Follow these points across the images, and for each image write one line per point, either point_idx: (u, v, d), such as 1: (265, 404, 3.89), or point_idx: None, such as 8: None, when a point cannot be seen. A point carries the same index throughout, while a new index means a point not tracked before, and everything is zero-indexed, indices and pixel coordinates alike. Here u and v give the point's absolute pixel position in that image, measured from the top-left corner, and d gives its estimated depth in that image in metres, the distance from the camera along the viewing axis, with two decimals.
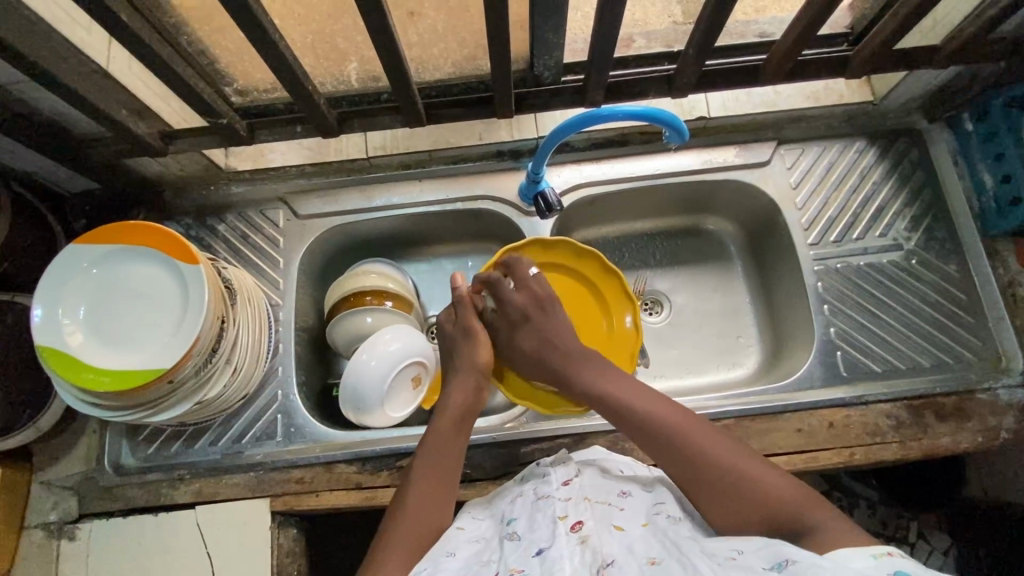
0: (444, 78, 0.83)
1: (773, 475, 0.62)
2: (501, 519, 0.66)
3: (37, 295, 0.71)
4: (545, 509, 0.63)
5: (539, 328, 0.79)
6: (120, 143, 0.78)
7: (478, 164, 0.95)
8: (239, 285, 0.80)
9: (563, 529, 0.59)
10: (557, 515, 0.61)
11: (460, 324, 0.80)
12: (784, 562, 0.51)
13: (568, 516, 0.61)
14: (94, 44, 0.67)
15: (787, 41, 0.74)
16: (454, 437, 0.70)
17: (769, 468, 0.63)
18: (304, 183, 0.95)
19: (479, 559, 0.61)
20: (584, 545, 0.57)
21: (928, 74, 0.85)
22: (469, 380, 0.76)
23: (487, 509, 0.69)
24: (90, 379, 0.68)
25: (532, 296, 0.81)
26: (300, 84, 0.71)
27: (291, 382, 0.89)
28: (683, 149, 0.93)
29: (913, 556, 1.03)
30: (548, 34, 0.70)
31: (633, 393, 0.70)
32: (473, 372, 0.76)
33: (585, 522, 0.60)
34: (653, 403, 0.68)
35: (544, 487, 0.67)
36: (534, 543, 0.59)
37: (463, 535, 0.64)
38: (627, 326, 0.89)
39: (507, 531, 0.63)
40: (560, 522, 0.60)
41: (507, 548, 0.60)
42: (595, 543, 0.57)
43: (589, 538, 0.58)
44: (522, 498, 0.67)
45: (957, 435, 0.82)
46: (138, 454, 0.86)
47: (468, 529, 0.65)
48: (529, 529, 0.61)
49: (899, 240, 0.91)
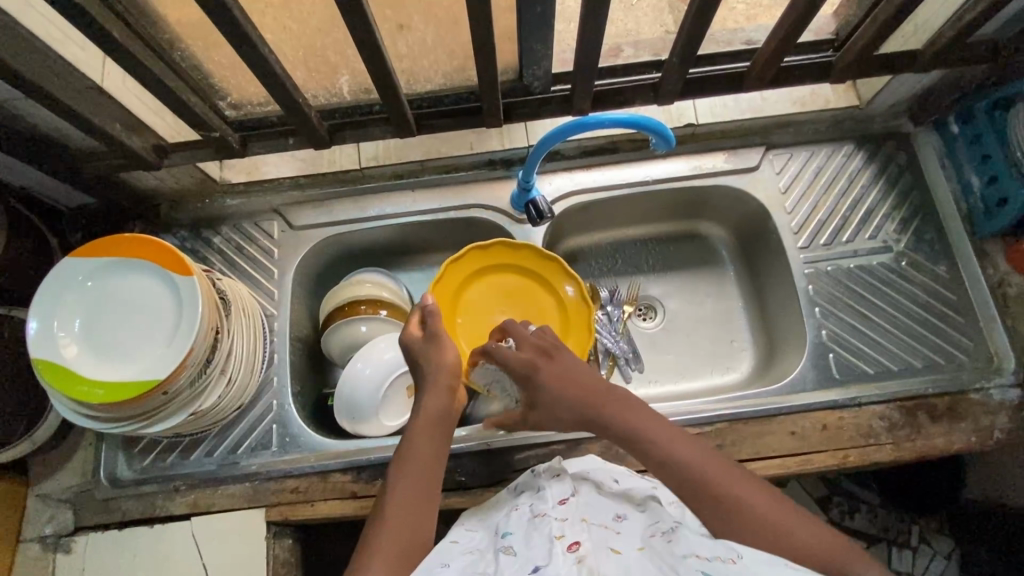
0: (435, 90, 0.84)
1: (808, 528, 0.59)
2: (496, 531, 0.66)
3: (32, 309, 0.71)
4: (542, 527, 0.62)
5: (559, 370, 0.70)
6: (115, 158, 0.79)
7: (470, 173, 0.96)
8: (233, 296, 0.81)
9: (559, 547, 0.58)
10: (553, 534, 0.60)
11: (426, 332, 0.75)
12: None
13: (565, 536, 0.60)
14: (88, 61, 0.69)
15: (770, 46, 0.75)
16: (431, 434, 0.68)
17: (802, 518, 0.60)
18: (298, 195, 0.96)
19: (474, 569, 0.59)
20: (580, 564, 0.56)
21: (912, 78, 0.86)
22: (444, 381, 0.72)
23: (481, 520, 0.69)
24: (85, 391, 0.69)
25: (537, 347, 0.74)
26: (291, 97, 0.72)
27: (286, 392, 0.89)
28: (673, 156, 0.94)
29: (915, 561, 1.05)
30: (535, 45, 0.71)
31: (668, 437, 0.65)
32: (447, 375, 0.72)
33: (581, 542, 0.58)
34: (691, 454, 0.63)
35: (541, 505, 0.67)
36: (531, 561, 0.58)
37: (457, 547, 0.64)
38: (569, 293, 0.90)
39: (502, 544, 0.62)
40: (556, 541, 0.59)
41: (503, 563, 0.59)
42: (591, 563, 0.56)
43: (586, 558, 0.56)
44: (516, 512, 0.67)
45: (951, 435, 0.82)
46: (133, 467, 0.86)
47: (460, 541, 0.65)
48: (525, 547, 0.60)
49: (888, 242, 0.91)
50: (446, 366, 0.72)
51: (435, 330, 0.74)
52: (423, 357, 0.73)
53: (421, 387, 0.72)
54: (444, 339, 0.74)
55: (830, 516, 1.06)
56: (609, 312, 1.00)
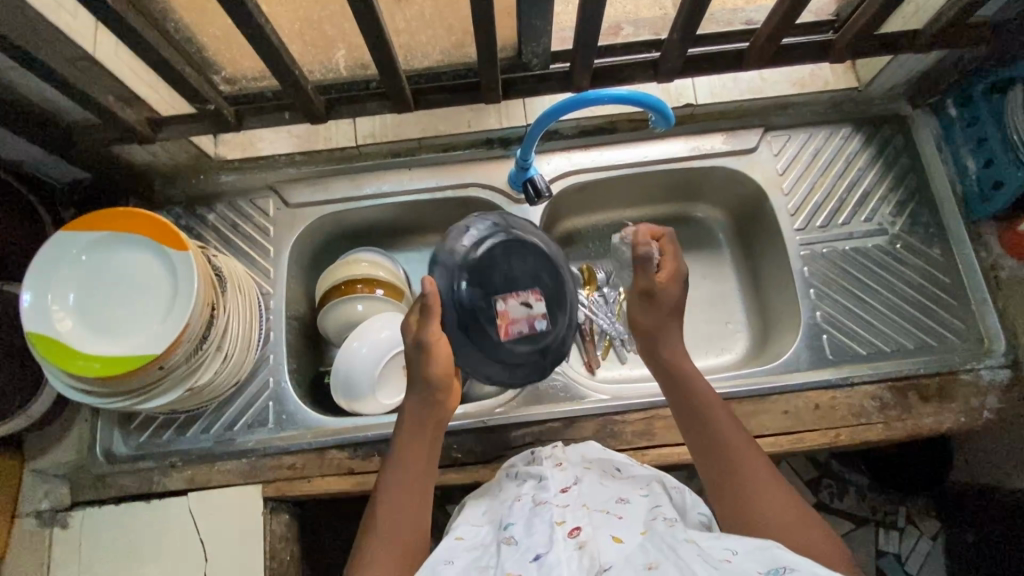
0: (433, 66, 0.83)
1: (808, 523, 0.60)
2: (499, 523, 0.66)
3: (27, 282, 0.71)
4: (542, 514, 0.63)
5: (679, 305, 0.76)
6: (108, 131, 0.78)
7: (468, 152, 0.96)
8: (229, 273, 0.81)
9: (560, 533, 0.60)
10: (554, 520, 0.62)
11: (417, 337, 0.71)
12: (780, 570, 0.51)
13: (565, 521, 0.61)
14: (80, 29, 0.67)
15: (770, 24, 0.74)
16: (420, 438, 0.71)
17: (807, 517, 0.61)
18: (294, 172, 0.95)
19: (478, 565, 0.61)
20: (582, 550, 0.58)
21: (911, 60, 0.86)
22: (424, 391, 0.71)
23: (486, 514, 0.70)
24: (80, 365, 0.68)
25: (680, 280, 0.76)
26: (288, 70, 0.72)
27: (282, 369, 0.89)
28: (671, 137, 0.94)
29: (902, 540, 1.07)
30: (536, 21, 0.70)
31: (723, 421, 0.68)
32: (428, 383, 0.71)
33: (582, 527, 0.60)
34: (733, 440, 0.67)
35: (543, 494, 0.68)
36: (531, 548, 0.59)
37: (462, 544, 0.65)
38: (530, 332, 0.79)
39: (503, 535, 0.63)
40: (557, 526, 0.60)
41: (505, 553, 0.60)
42: (592, 549, 0.58)
43: (587, 544, 0.58)
44: (518, 503, 0.67)
45: (941, 415, 0.83)
46: (130, 443, 0.87)
47: (465, 538, 0.66)
48: (525, 534, 0.61)
49: (884, 224, 0.92)
50: (434, 379, 0.71)
51: (426, 342, 0.70)
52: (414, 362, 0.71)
53: (412, 388, 0.72)
54: (434, 351, 0.71)
55: (819, 498, 1.08)
56: (607, 293, 0.99)
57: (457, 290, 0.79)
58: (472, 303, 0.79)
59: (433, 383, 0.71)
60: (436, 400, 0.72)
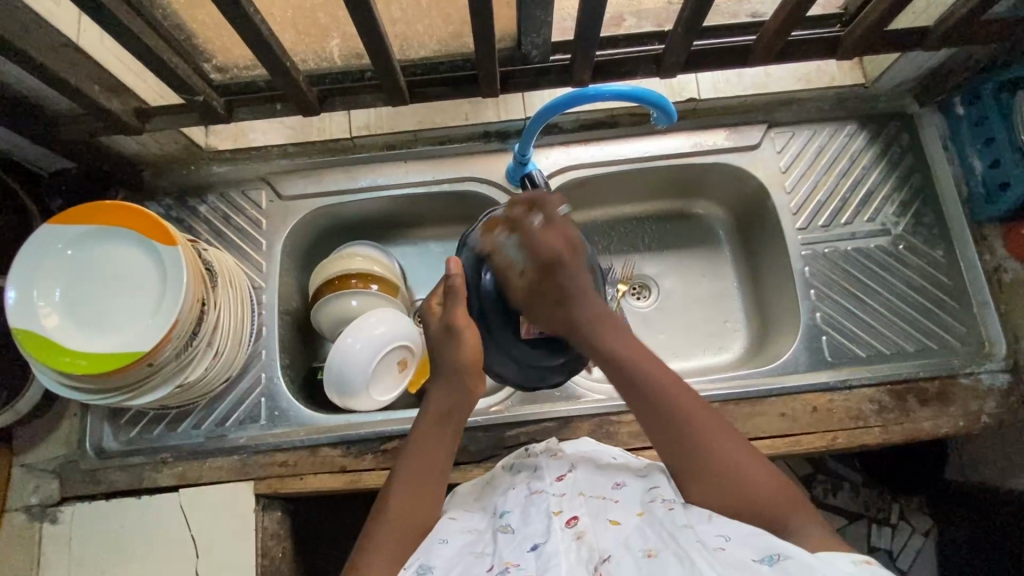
0: (429, 56, 0.81)
1: (764, 474, 0.61)
2: (493, 511, 0.66)
3: (11, 278, 0.69)
4: (538, 503, 0.63)
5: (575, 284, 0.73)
6: (94, 122, 0.76)
7: (461, 145, 0.93)
8: (220, 267, 0.79)
9: (557, 523, 0.59)
10: (551, 510, 0.61)
11: (442, 321, 0.71)
12: (774, 556, 0.52)
13: (562, 511, 0.61)
14: (61, 16, 0.65)
15: (777, 21, 0.73)
16: (442, 429, 0.68)
17: (760, 466, 0.61)
18: (287, 163, 0.93)
19: (473, 550, 0.61)
20: (579, 541, 0.57)
21: (921, 57, 0.83)
22: (458, 381, 0.69)
23: (477, 501, 0.70)
24: (66, 362, 0.67)
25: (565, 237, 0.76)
26: (277, 60, 0.69)
27: (274, 365, 0.88)
28: (673, 132, 0.92)
29: (894, 537, 1.07)
30: (535, 11, 0.68)
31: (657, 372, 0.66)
32: (464, 369, 0.69)
33: (579, 518, 0.59)
34: (671, 390, 0.65)
35: (537, 481, 0.67)
36: (529, 538, 0.59)
37: (455, 525, 0.65)
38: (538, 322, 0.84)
39: (499, 524, 0.63)
40: (554, 517, 0.60)
41: (502, 543, 0.60)
42: (591, 539, 0.57)
43: (585, 534, 0.57)
44: (513, 490, 0.67)
45: (939, 419, 0.82)
46: (120, 437, 0.86)
47: (459, 519, 0.65)
48: (522, 523, 0.61)
49: (887, 225, 0.90)
50: (463, 365, 0.69)
51: (454, 326, 0.70)
52: (439, 347, 0.71)
53: (437, 376, 0.71)
54: (462, 333, 0.70)
55: (814, 493, 1.08)
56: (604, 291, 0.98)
57: (484, 282, 0.80)
58: (495, 300, 0.80)
59: (465, 372, 0.69)
60: (465, 386, 0.69)
